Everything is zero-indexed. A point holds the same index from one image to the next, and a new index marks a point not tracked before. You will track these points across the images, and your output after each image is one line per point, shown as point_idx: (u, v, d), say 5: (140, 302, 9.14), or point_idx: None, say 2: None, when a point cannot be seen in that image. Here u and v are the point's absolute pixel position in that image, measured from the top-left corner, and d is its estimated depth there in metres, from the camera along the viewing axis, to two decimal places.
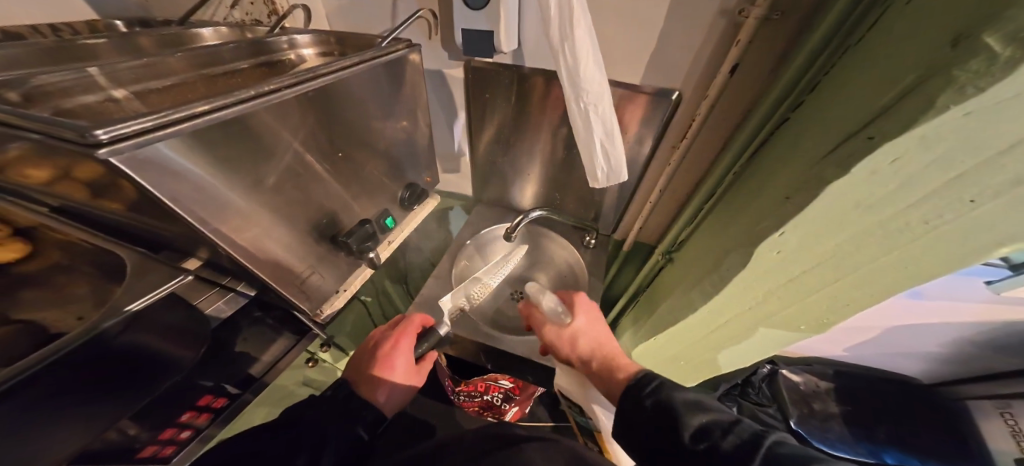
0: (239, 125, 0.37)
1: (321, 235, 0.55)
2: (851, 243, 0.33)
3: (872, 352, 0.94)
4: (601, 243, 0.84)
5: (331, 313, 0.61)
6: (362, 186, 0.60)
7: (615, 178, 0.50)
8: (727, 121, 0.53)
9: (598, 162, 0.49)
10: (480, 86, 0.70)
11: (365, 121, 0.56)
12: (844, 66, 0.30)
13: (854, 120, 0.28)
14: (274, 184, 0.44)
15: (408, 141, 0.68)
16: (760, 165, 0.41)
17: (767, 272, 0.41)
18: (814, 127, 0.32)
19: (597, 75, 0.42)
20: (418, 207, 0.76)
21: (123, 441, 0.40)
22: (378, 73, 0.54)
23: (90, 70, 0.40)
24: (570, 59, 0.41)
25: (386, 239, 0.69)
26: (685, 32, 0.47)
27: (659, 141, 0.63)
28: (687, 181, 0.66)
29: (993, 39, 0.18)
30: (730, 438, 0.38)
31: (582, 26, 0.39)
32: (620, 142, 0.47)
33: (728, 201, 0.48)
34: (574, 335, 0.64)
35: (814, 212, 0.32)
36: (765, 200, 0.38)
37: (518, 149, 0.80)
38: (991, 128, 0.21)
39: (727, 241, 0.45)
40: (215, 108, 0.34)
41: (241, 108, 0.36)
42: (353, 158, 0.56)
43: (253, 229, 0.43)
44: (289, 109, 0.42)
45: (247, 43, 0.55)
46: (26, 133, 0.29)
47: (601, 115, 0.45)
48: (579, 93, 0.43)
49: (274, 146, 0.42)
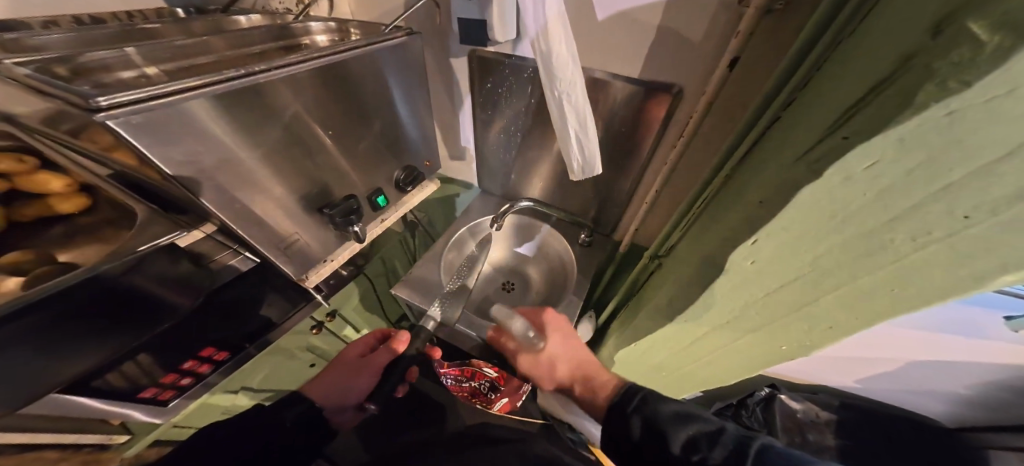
0: (235, 102, 0.40)
1: (317, 210, 0.59)
2: (827, 256, 0.31)
3: (888, 389, 0.85)
4: (596, 242, 0.83)
5: (314, 279, 0.64)
6: (361, 167, 0.63)
7: (589, 171, 0.49)
8: (730, 121, 0.50)
9: (574, 154, 0.48)
10: (484, 75, 0.70)
11: (366, 106, 0.58)
12: (837, 59, 0.27)
13: (836, 117, 0.25)
14: (270, 159, 0.48)
15: (409, 127, 0.71)
16: (748, 168, 0.38)
17: (741, 282, 0.38)
18: (800, 124, 0.29)
19: (570, 64, 0.41)
20: (414, 191, 0.79)
21: (130, 383, 0.53)
22: (381, 60, 0.57)
23: (127, 49, 0.46)
24: (544, 47, 0.41)
25: (379, 217, 0.72)
26: (687, 24, 0.45)
27: (659, 139, 0.61)
28: (687, 184, 0.63)
29: (978, 26, 0.15)
30: (718, 450, 0.39)
31: (556, 15, 0.39)
32: (593, 133, 0.46)
33: (715, 204, 0.45)
34: (546, 360, 0.61)
35: (787, 219, 0.29)
36: (746, 204, 0.35)
37: (520, 141, 0.81)
38: (978, 133, 0.18)
39: (707, 246, 0.42)
40: (208, 83, 0.37)
41: (234, 84, 0.39)
42: (352, 140, 0.59)
43: (247, 198, 0.47)
44: (289, 90, 0.45)
45: (271, 28, 0.59)
46: (51, 97, 0.34)
47: (574, 105, 0.44)
48: (553, 83, 0.43)
49: (273, 124, 0.46)
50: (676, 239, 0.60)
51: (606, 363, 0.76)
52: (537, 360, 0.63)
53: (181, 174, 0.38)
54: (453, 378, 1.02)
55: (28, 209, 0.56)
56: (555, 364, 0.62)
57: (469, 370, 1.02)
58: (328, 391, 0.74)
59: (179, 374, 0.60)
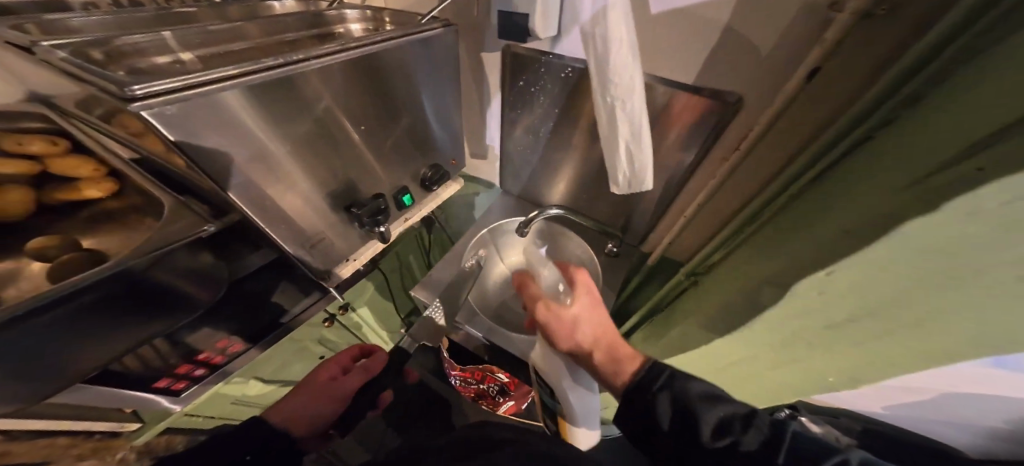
0: (265, 95, 0.38)
1: (344, 209, 0.58)
2: (921, 306, 0.25)
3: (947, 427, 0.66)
4: (623, 253, 0.79)
5: (338, 279, 0.63)
6: (386, 163, 0.61)
7: (636, 186, 0.45)
8: (794, 137, 0.45)
9: (621, 166, 0.45)
10: (517, 73, 0.66)
11: (395, 101, 0.55)
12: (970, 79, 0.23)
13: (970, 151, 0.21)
14: (299, 155, 0.46)
15: (437, 124, 0.68)
16: (824, 193, 0.34)
17: (806, 318, 0.34)
18: (916, 144, 0.24)
19: (630, 70, 0.38)
20: (438, 190, 0.76)
21: (148, 370, 0.54)
22: (415, 54, 0.54)
23: (164, 33, 0.44)
24: (601, 52, 0.37)
25: (403, 215, 0.71)
26: (758, 28, 0.40)
27: (706, 150, 0.56)
28: (733, 199, 0.58)
29: None
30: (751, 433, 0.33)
31: (618, 14, 0.35)
32: (647, 145, 0.42)
33: (775, 227, 0.41)
34: (573, 317, 0.49)
35: (881, 264, 0.25)
36: (819, 237, 0.31)
37: (549, 143, 0.77)
38: None
39: (765, 271, 0.39)
40: (245, 73, 0.35)
41: (266, 76, 0.37)
42: (380, 136, 0.57)
43: (272, 192, 0.45)
44: (321, 83, 0.43)
45: (305, 15, 0.57)
46: (82, 83, 0.33)
47: (629, 112, 0.40)
48: (606, 87, 0.39)
49: (303, 119, 0.44)
50: (718, 259, 0.55)
51: None
52: (556, 318, 0.52)
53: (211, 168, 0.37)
54: (462, 379, 0.99)
55: (58, 192, 0.56)
56: (576, 326, 0.50)
57: (480, 372, 0.97)
58: (294, 413, 0.79)
59: (195, 362, 0.60)
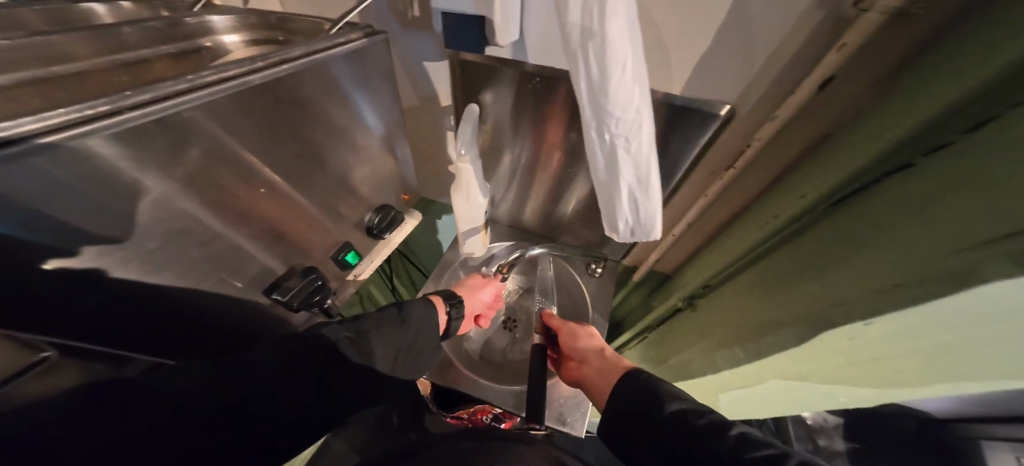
0: (117, 144, 0.22)
1: (263, 293, 0.45)
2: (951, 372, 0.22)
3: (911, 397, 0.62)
4: (611, 272, 0.71)
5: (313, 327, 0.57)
6: (315, 212, 0.46)
7: (643, 234, 0.36)
8: (783, 155, 0.42)
9: (622, 212, 0.34)
10: (469, 87, 0.51)
11: (315, 142, 0.40)
12: (943, 159, 0.22)
13: (955, 238, 0.18)
14: (217, 225, 0.34)
15: (384, 155, 0.53)
16: (830, 235, 0.32)
17: (927, 326, 0.21)
18: (999, 146, 0.18)
19: (637, 96, 0.26)
20: (397, 230, 0.62)
21: None
22: (349, 68, 0.39)
23: None
24: (596, 69, 0.25)
25: (352, 273, 0.57)
26: (766, 44, 0.32)
27: (695, 168, 0.49)
28: (724, 213, 0.55)
29: None
30: (704, 419, 0.30)
31: (623, 8, 0.22)
32: (657, 192, 0.32)
33: (787, 256, 0.38)
34: (580, 334, 0.55)
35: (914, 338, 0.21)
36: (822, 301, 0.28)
37: (517, 163, 0.63)
38: None
39: (791, 309, 0.34)
40: (138, 106, 0.22)
41: (115, 126, 0.21)
42: (304, 186, 0.42)
43: (163, 274, 0.32)
44: (212, 140, 0.29)
45: (141, 21, 0.34)
46: None
47: (633, 155, 0.29)
48: (605, 122, 0.28)
49: (168, 195, 0.28)
50: (722, 283, 0.52)
51: None
52: (576, 333, 0.55)
53: (52, 245, 0.23)
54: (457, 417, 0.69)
55: None
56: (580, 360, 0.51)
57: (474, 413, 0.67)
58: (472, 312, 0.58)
59: None
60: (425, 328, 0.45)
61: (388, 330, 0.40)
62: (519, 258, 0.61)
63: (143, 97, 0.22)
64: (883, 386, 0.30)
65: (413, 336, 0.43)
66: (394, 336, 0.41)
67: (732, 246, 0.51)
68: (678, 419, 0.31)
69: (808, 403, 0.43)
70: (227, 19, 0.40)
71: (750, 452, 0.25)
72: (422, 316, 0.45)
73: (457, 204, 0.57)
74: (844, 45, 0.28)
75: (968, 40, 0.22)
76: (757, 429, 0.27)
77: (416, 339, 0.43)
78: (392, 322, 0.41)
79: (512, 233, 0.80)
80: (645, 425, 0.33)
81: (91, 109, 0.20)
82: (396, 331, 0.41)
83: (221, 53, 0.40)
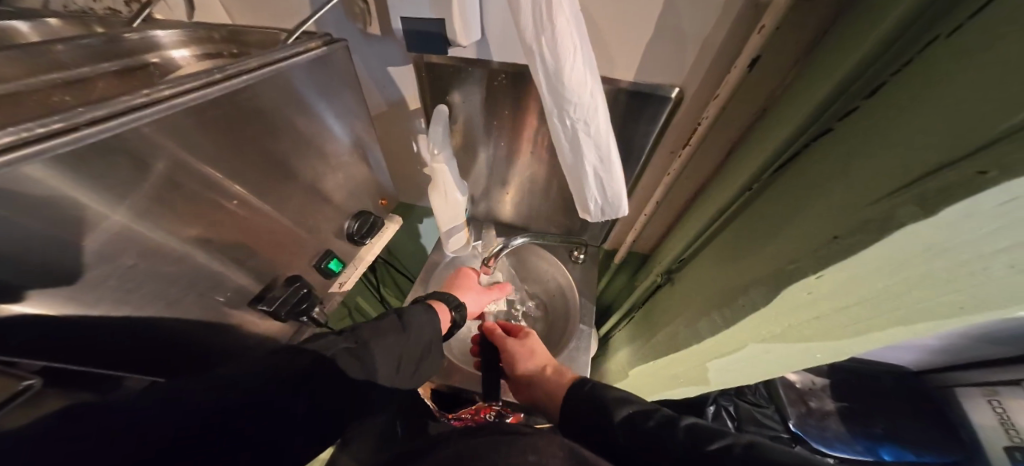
0: (66, 163, 0.21)
1: (250, 305, 0.45)
2: (886, 308, 0.25)
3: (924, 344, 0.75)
4: (592, 256, 0.75)
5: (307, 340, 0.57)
6: (287, 223, 0.45)
7: (612, 212, 0.40)
8: (729, 131, 0.46)
9: (591, 193, 0.39)
10: (437, 89, 0.52)
11: (282, 153, 0.39)
12: (857, 122, 0.26)
13: (873, 185, 0.22)
14: (183, 246, 0.33)
15: (355, 161, 0.53)
16: (774, 197, 0.36)
17: (866, 274, 0.23)
18: (917, 99, 0.21)
19: (590, 82, 0.30)
20: (376, 236, 0.61)
21: None
22: (312, 75, 0.38)
23: None
24: (551, 58, 0.28)
25: (336, 281, 0.57)
26: (699, 29, 0.36)
27: (656, 148, 0.53)
28: (686, 190, 0.60)
29: (995, 149, 0.14)
30: (652, 421, 0.33)
31: (568, 6, 0.26)
32: (619, 170, 0.35)
33: (744, 222, 0.41)
34: (522, 347, 0.56)
35: (853, 284, 0.24)
36: (771, 256, 0.32)
37: (492, 160, 0.64)
38: (982, 237, 0.16)
39: (743, 275, 0.36)
40: (91, 122, 0.21)
41: (76, 140, 0.20)
42: (271, 197, 0.40)
43: (128, 302, 0.31)
44: (172, 154, 0.28)
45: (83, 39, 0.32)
46: None
47: (594, 136, 0.33)
48: (565, 107, 0.31)
49: (125, 214, 0.27)
50: (691, 255, 0.56)
51: (617, 378, 0.72)
52: (518, 347, 0.56)
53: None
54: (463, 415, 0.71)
55: None
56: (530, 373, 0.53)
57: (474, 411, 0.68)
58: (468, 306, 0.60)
59: None
60: (426, 334, 0.44)
61: (388, 337, 0.40)
62: (503, 250, 0.63)
63: (98, 113, 0.22)
64: (823, 344, 0.32)
65: (413, 342, 0.42)
66: (395, 341, 0.40)
67: (698, 220, 0.55)
68: (628, 423, 0.34)
69: (757, 372, 0.46)
70: (173, 34, 0.38)
71: (710, 444, 0.28)
72: (423, 321, 0.44)
73: (436, 202, 0.57)
74: (762, 28, 0.32)
75: (871, 16, 0.26)
76: (703, 420, 0.31)
77: (416, 345, 0.42)
78: (392, 327, 0.41)
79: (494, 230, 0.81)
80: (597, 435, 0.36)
81: (43, 126, 0.19)
82: (395, 337, 0.40)
83: (170, 68, 0.39)
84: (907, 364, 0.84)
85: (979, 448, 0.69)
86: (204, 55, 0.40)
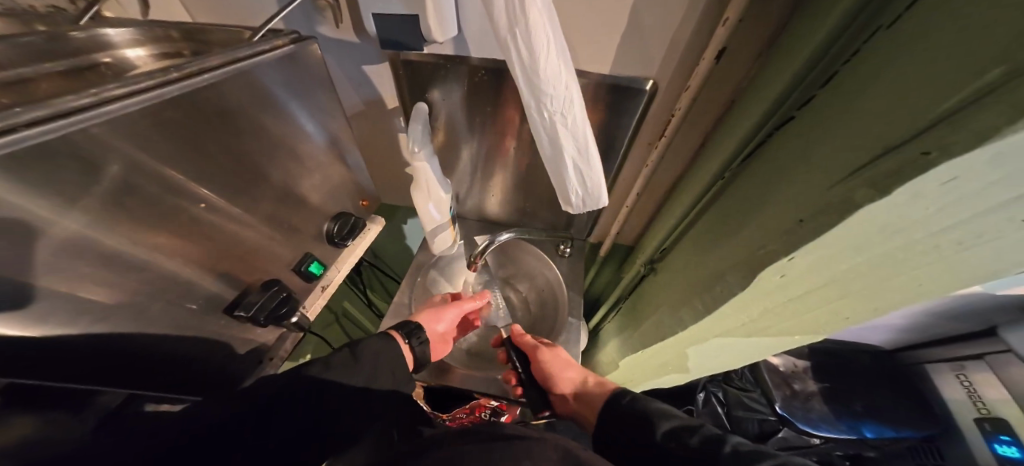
0: (7, 168, 0.20)
1: (226, 313, 0.43)
2: (852, 286, 0.26)
3: (891, 324, 0.78)
4: (578, 250, 0.75)
5: (291, 346, 0.56)
6: (260, 226, 0.43)
7: (592, 204, 0.40)
8: (703, 122, 0.47)
9: (571, 185, 0.39)
10: (414, 86, 0.52)
11: (250, 154, 0.38)
12: (817, 108, 0.27)
13: (833, 169, 0.22)
14: (148, 253, 0.31)
15: (331, 161, 0.51)
16: (744, 185, 0.37)
17: (831, 255, 0.23)
18: (866, 84, 0.21)
19: (564, 76, 0.30)
20: (358, 237, 0.60)
21: None
22: (279, 74, 0.37)
23: None
24: (525, 52, 0.28)
25: (319, 284, 0.55)
26: (668, 21, 0.37)
27: (633, 141, 0.54)
28: (665, 182, 0.61)
29: (938, 127, 0.14)
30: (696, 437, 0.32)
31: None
32: (595, 160, 0.36)
33: (718, 210, 0.42)
34: (553, 355, 0.55)
35: (820, 264, 0.25)
36: (744, 242, 0.33)
37: (474, 158, 0.64)
38: (929, 212, 0.17)
39: (720, 263, 0.37)
40: (31, 126, 0.20)
41: (17, 142, 0.19)
42: (239, 200, 0.39)
43: (91, 314, 0.29)
44: (125, 156, 0.26)
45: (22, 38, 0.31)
46: None
47: (570, 129, 0.33)
48: (541, 100, 0.31)
49: (78, 221, 0.25)
50: (671, 244, 0.57)
51: (609, 369, 0.73)
52: (548, 355, 0.55)
53: None
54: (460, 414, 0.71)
55: None
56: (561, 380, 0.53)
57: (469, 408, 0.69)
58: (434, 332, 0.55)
59: None
60: (382, 362, 0.42)
61: (341, 370, 0.38)
62: (489, 247, 0.62)
63: (39, 114, 0.20)
64: (797, 324, 0.33)
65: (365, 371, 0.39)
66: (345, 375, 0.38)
67: (676, 211, 0.56)
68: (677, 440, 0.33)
69: (738, 356, 0.48)
70: (127, 32, 0.37)
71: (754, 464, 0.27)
72: (381, 348, 0.42)
73: (418, 202, 0.57)
74: (726, 20, 0.33)
75: (826, 6, 0.27)
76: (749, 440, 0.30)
77: (375, 374, 0.40)
78: (342, 361, 0.38)
79: (480, 227, 0.81)
80: (644, 451, 0.35)
81: None
82: (347, 368, 0.38)
83: (123, 69, 0.37)
84: (881, 344, 0.88)
85: (948, 419, 0.73)
86: (161, 54, 0.39)
